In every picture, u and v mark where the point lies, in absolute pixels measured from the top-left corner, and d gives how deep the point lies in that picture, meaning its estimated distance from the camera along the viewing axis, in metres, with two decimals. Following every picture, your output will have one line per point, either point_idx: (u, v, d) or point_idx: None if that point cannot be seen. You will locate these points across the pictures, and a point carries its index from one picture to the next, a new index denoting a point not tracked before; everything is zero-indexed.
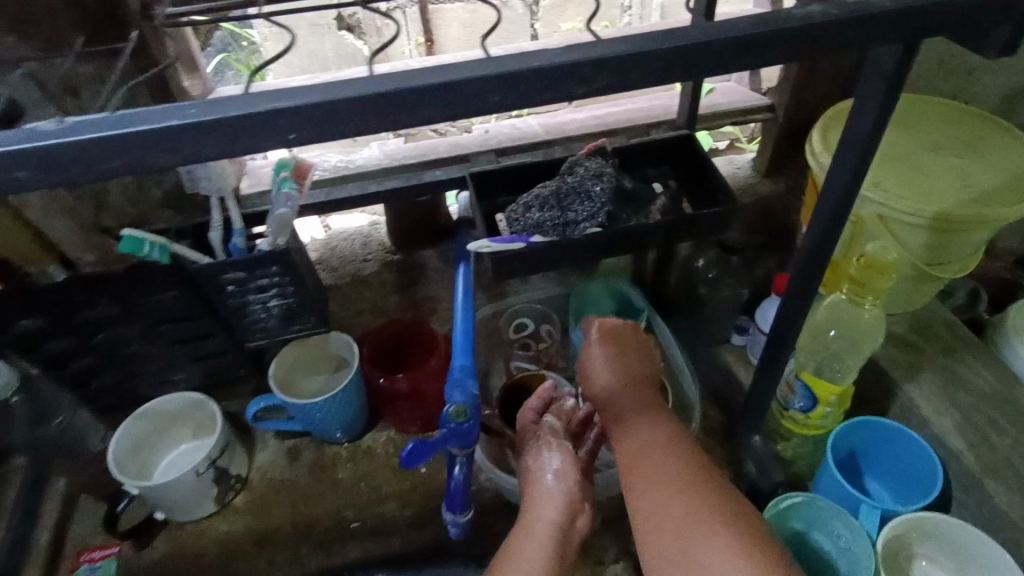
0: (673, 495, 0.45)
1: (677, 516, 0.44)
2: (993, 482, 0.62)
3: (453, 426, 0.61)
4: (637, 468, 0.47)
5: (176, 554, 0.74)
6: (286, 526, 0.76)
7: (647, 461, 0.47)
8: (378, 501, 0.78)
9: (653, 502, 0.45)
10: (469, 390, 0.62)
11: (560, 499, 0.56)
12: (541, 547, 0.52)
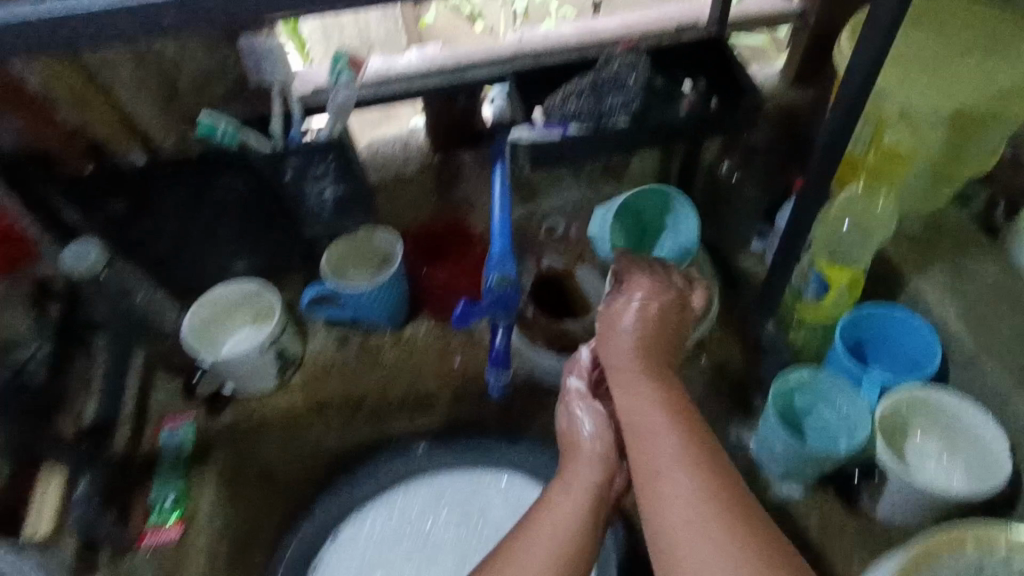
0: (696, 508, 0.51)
1: (697, 528, 0.51)
2: (988, 358, 0.69)
3: (496, 296, 0.71)
4: (660, 478, 0.54)
5: (244, 420, 0.84)
6: (339, 399, 0.87)
7: (671, 471, 0.54)
8: (419, 380, 0.88)
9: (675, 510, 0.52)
10: (507, 269, 0.70)
11: (606, 462, 0.65)
12: (574, 498, 0.62)
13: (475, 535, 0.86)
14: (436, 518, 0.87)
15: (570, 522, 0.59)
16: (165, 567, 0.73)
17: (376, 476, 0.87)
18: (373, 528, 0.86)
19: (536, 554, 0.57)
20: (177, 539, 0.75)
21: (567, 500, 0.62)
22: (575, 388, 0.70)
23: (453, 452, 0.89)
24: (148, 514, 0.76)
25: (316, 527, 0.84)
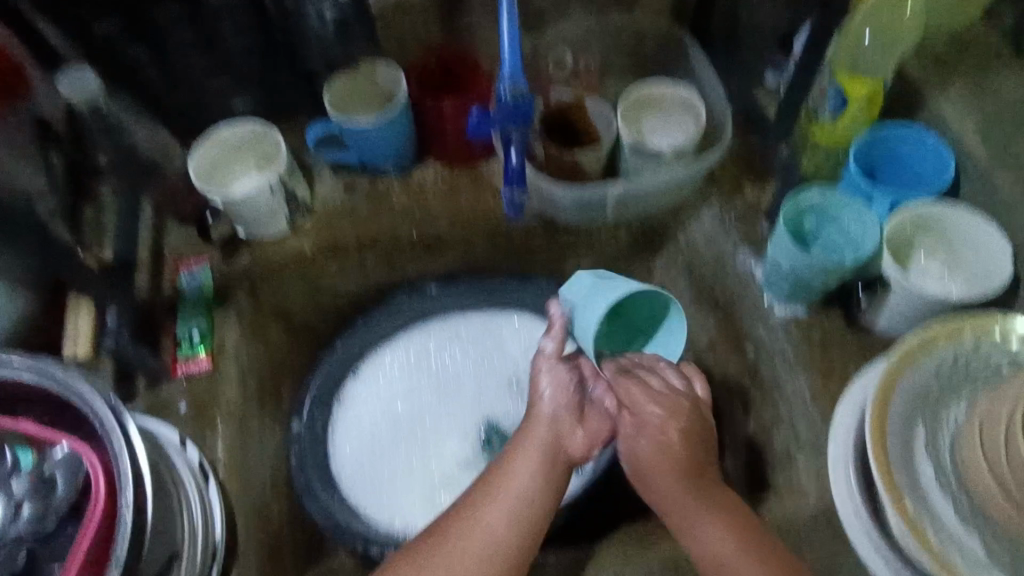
0: (686, 499, 0.64)
1: (700, 518, 0.62)
2: (1000, 170, 0.69)
3: (511, 109, 0.73)
4: (675, 494, 0.64)
5: (260, 264, 0.85)
6: (351, 242, 0.87)
7: (677, 492, 0.64)
8: (430, 221, 0.88)
9: (683, 512, 0.64)
10: (518, 80, 0.72)
11: (564, 423, 0.68)
12: (530, 457, 0.66)
13: (486, 361, 0.94)
14: (450, 349, 0.95)
15: (524, 486, 0.64)
16: (198, 394, 0.77)
17: (394, 313, 0.95)
18: (394, 360, 0.94)
19: (501, 514, 0.62)
20: (209, 368, 0.79)
21: (524, 462, 0.65)
22: (546, 350, 0.71)
23: (462, 290, 0.96)
24: (177, 347, 0.80)
25: (342, 358, 0.93)
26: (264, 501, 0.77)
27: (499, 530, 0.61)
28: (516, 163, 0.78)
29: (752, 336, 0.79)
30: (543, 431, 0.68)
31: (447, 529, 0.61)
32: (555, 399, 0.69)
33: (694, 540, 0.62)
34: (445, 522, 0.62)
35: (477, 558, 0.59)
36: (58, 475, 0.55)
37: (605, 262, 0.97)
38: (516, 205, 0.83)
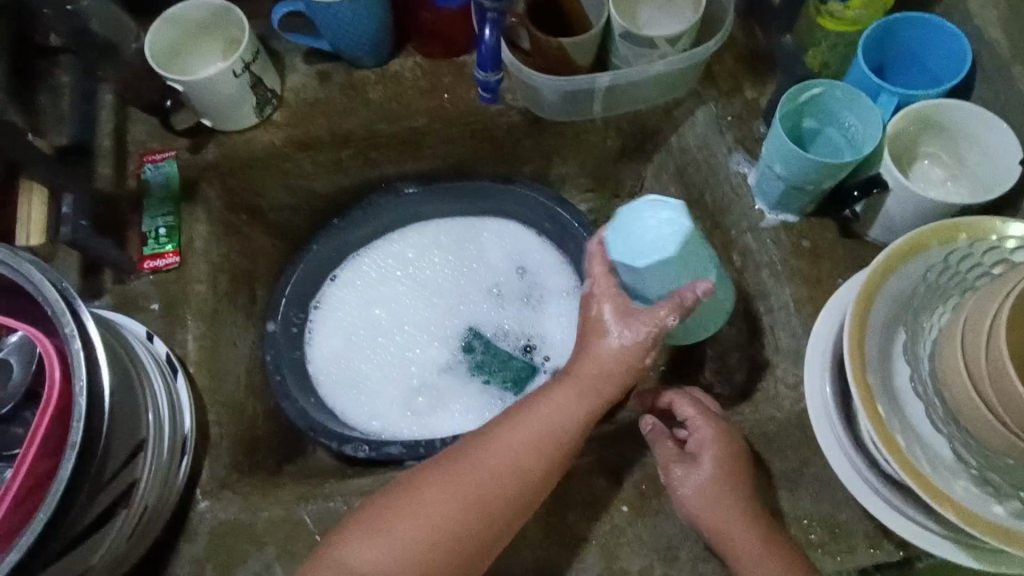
0: (736, 509, 0.59)
1: (739, 521, 0.58)
2: (1020, 66, 0.64)
3: None
4: (726, 490, 0.60)
5: (229, 156, 0.81)
6: (325, 136, 0.82)
7: (728, 491, 0.60)
8: (408, 117, 0.82)
9: (724, 515, 0.59)
10: None
11: (618, 381, 0.60)
12: (576, 415, 0.60)
13: (467, 270, 0.93)
14: (432, 256, 0.93)
15: (542, 428, 0.59)
16: (168, 290, 0.75)
17: (370, 218, 0.92)
18: (372, 268, 0.93)
19: (509, 452, 0.58)
20: (178, 264, 0.76)
21: (553, 409, 0.60)
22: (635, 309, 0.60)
23: (443, 196, 0.92)
24: (144, 243, 0.77)
25: (321, 256, 0.91)
26: (240, 399, 0.77)
27: (501, 466, 0.58)
28: (491, 37, 0.73)
29: (740, 244, 0.76)
30: (604, 385, 0.60)
31: (458, 460, 0.59)
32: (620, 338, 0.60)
33: (733, 549, 0.58)
34: (459, 454, 0.59)
35: (472, 492, 0.57)
36: (14, 359, 0.55)
37: (590, 168, 0.93)
38: (491, 97, 0.79)
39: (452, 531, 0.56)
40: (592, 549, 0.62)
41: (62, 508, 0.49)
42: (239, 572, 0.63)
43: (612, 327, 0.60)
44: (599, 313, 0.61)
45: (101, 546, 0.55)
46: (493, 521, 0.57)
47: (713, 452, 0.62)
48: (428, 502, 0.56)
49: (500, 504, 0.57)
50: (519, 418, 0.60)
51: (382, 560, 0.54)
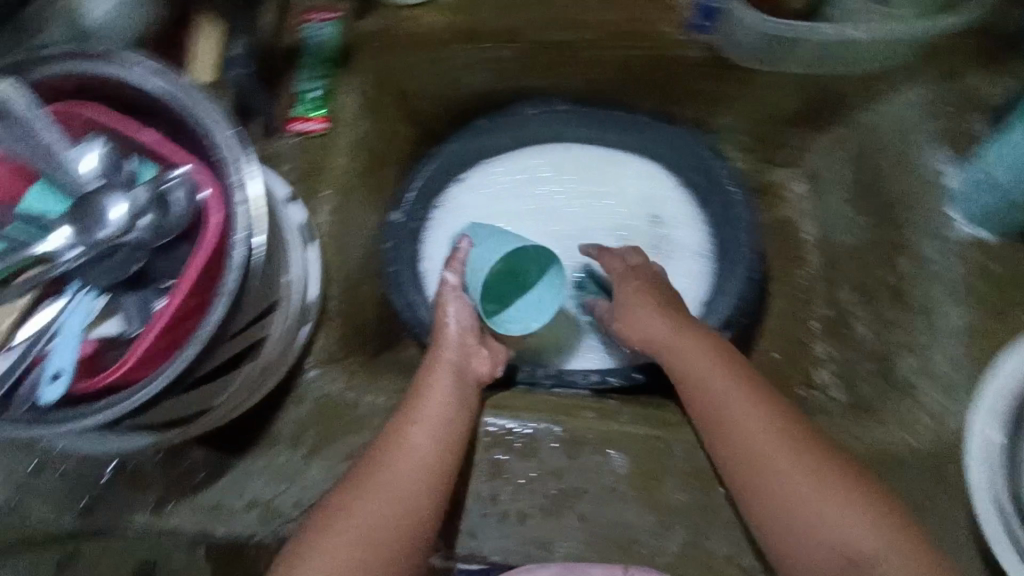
0: (759, 425, 0.60)
1: (763, 439, 0.59)
2: None
3: None
4: (741, 406, 0.61)
5: (388, 30, 0.77)
6: (490, 29, 0.76)
7: (749, 406, 0.61)
8: (585, 26, 0.75)
9: (756, 431, 0.59)
10: None
11: (461, 366, 0.67)
12: (444, 393, 0.64)
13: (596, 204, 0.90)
14: (565, 177, 0.90)
15: (436, 410, 0.62)
16: (308, 158, 0.74)
17: (516, 127, 0.88)
18: (501, 178, 0.90)
19: (419, 451, 0.60)
20: (323, 132, 0.75)
21: (434, 391, 0.64)
22: (450, 282, 0.72)
23: (592, 119, 0.87)
24: (294, 103, 0.75)
25: (457, 152, 0.88)
26: (354, 282, 0.78)
27: (421, 455, 0.60)
28: None
29: (915, 250, 0.69)
30: (451, 352, 0.67)
31: (384, 458, 0.59)
32: (462, 316, 0.70)
33: (771, 468, 0.57)
34: (374, 454, 0.60)
35: (405, 488, 0.58)
36: (179, 195, 0.54)
37: (758, 124, 0.85)
38: (705, 24, 0.72)
39: (410, 521, 0.57)
40: (681, 519, 0.62)
41: (204, 347, 0.50)
42: (336, 445, 0.66)
43: (453, 297, 0.71)
44: (442, 301, 0.71)
45: (226, 391, 0.58)
46: (428, 505, 0.58)
47: (721, 386, 0.63)
48: (386, 487, 0.58)
49: (417, 492, 0.58)
50: (412, 408, 0.63)
51: (340, 544, 0.55)
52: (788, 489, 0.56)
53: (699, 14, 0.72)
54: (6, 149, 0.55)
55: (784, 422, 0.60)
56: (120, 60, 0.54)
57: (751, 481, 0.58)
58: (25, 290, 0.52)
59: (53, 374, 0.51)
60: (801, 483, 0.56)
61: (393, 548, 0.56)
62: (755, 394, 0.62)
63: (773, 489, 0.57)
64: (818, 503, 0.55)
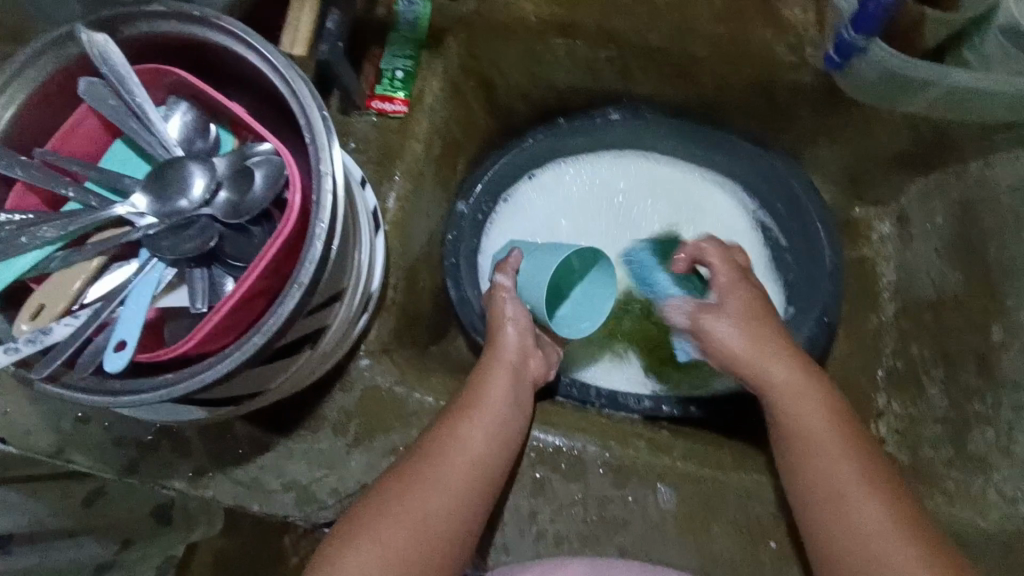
0: (853, 474, 0.57)
1: (858, 492, 0.56)
2: None
3: None
4: (826, 444, 0.58)
5: (484, 15, 0.73)
6: (591, 26, 0.72)
7: (841, 450, 0.58)
8: (690, 37, 0.71)
9: (839, 474, 0.57)
10: None
11: (522, 361, 0.66)
12: (501, 386, 0.63)
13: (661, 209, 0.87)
14: (633, 186, 0.88)
15: (498, 405, 0.61)
16: (385, 141, 0.72)
17: (595, 129, 0.84)
18: (574, 179, 0.88)
19: (478, 444, 0.58)
20: (404, 114, 0.72)
21: (494, 384, 0.62)
22: (501, 285, 0.69)
23: (675, 129, 0.83)
24: (378, 81, 0.73)
25: (530, 150, 0.85)
26: (415, 272, 0.76)
27: (477, 448, 0.58)
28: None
29: (1012, 319, 0.64)
30: (510, 347, 0.66)
31: (441, 451, 0.57)
32: (519, 318, 0.68)
33: (854, 516, 0.55)
34: (433, 444, 0.58)
35: (461, 485, 0.56)
36: (259, 174, 0.53)
37: (858, 154, 0.81)
38: (840, 61, 0.66)
39: (464, 518, 0.56)
40: (722, 568, 0.60)
41: (273, 335, 0.50)
42: (380, 439, 0.66)
43: (508, 301, 0.68)
44: (495, 299, 0.69)
45: (283, 373, 0.58)
46: (481, 502, 0.57)
47: (819, 418, 0.60)
48: (445, 483, 0.56)
49: (473, 490, 0.57)
50: (471, 400, 0.61)
51: (399, 532, 0.54)
52: (866, 538, 0.54)
53: (833, 50, 0.65)
54: (90, 104, 0.54)
55: (873, 464, 0.58)
56: (218, 24, 0.51)
57: (837, 521, 0.56)
58: (98, 252, 0.52)
59: (118, 345, 0.50)
60: (893, 540, 0.53)
61: (448, 542, 0.55)
62: (860, 447, 0.59)
63: (853, 535, 0.55)
64: (891, 557, 0.53)
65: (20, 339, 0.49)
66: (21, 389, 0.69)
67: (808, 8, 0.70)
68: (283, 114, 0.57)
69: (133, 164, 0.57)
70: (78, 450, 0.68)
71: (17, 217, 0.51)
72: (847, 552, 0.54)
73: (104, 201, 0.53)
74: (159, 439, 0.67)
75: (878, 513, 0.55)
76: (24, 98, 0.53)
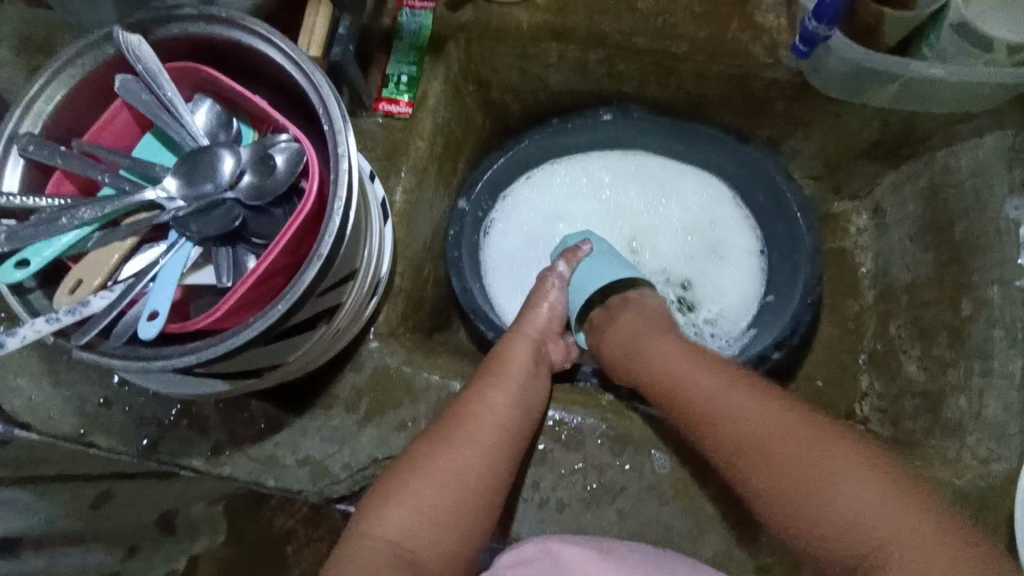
0: (749, 415, 0.57)
1: (759, 432, 0.56)
2: None
3: None
4: (721, 399, 0.59)
5: (482, 25, 0.80)
6: (581, 31, 0.79)
7: (730, 396, 0.59)
8: (673, 40, 0.77)
9: (737, 421, 0.57)
10: None
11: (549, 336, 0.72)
12: (524, 353, 0.68)
13: (662, 207, 0.93)
14: (626, 184, 0.93)
15: (521, 370, 0.66)
16: (392, 139, 0.77)
17: (586, 130, 0.90)
18: (567, 179, 0.94)
19: (506, 403, 0.63)
20: (409, 115, 0.78)
21: (518, 353, 0.68)
22: (559, 271, 0.77)
23: (662, 128, 0.88)
24: (385, 84, 0.78)
25: (525, 151, 0.90)
26: (420, 262, 0.81)
27: (505, 406, 0.63)
28: None
29: (979, 291, 0.69)
30: (541, 321, 0.73)
31: (468, 417, 0.62)
32: (557, 305, 0.74)
33: (762, 455, 0.55)
34: (461, 413, 0.62)
35: (491, 441, 0.61)
36: (281, 159, 0.58)
37: (832, 150, 0.87)
38: (807, 50, 0.70)
39: (494, 476, 0.60)
40: (716, 528, 0.64)
41: (293, 304, 0.54)
42: (390, 414, 0.70)
43: (555, 287, 0.76)
44: (544, 284, 0.76)
45: (298, 349, 0.62)
46: (510, 461, 0.61)
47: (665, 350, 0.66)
48: (475, 437, 0.61)
49: (502, 446, 0.61)
50: (498, 368, 0.66)
51: (436, 490, 0.58)
52: (784, 467, 0.54)
53: (799, 41, 0.69)
54: (124, 99, 0.59)
55: (742, 376, 0.61)
56: (242, 23, 0.57)
57: (756, 466, 0.55)
58: (131, 233, 0.57)
59: (150, 315, 0.54)
60: (811, 458, 0.53)
61: (478, 490, 0.59)
62: (737, 373, 0.61)
63: (718, 424, 0.58)
64: (813, 475, 0.53)
65: (60, 310, 0.53)
66: (46, 375, 0.73)
67: (780, 13, 0.77)
68: (303, 106, 0.63)
69: (162, 155, 0.62)
70: (98, 432, 0.73)
71: (56, 201, 0.56)
72: (777, 495, 0.54)
73: (136, 186, 0.58)
74: (180, 419, 0.71)
75: (749, 409, 0.57)
76: (64, 94, 0.58)
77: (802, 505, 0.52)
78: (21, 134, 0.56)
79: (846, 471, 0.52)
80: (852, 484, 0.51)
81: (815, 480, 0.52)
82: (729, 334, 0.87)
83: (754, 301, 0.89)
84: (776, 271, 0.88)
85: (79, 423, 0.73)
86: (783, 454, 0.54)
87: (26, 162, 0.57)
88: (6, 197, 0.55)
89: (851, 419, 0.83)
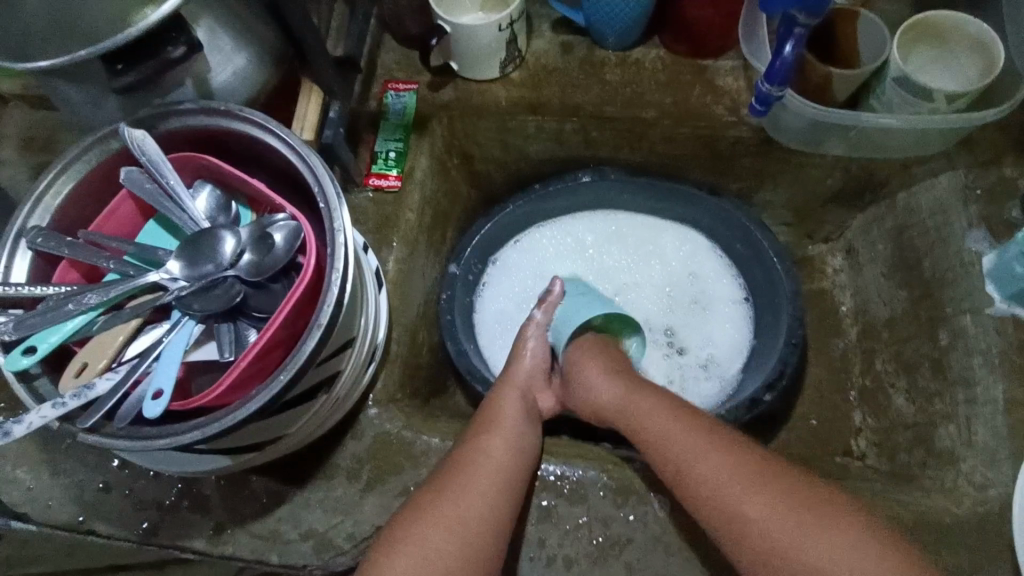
0: (732, 477, 0.58)
1: (746, 496, 0.57)
2: None
3: None
4: (696, 460, 0.60)
5: (463, 101, 0.86)
6: (556, 104, 0.85)
7: (707, 457, 0.60)
8: (640, 106, 0.83)
9: (715, 482, 0.58)
10: None
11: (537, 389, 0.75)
12: (509, 398, 0.71)
13: (641, 261, 0.96)
14: (607, 242, 0.97)
15: (510, 426, 0.68)
16: (383, 211, 0.81)
17: (566, 193, 0.95)
18: (554, 239, 0.98)
19: (493, 455, 0.65)
20: (398, 188, 0.82)
21: (505, 408, 0.70)
22: (536, 318, 0.78)
23: (637, 186, 0.93)
24: (373, 161, 0.83)
25: (509, 217, 0.95)
26: (415, 328, 0.84)
27: (497, 457, 0.65)
28: (791, 53, 0.68)
29: (954, 323, 0.72)
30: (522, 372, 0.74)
31: (464, 465, 0.64)
32: (537, 353, 0.76)
33: (746, 516, 0.56)
34: (457, 460, 0.64)
35: (484, 491, 0.62)
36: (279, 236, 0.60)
37: (799, 197, 0.92)
38: (763, 110, 0.75)
39: (494, 517, 0.61)
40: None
41: (295, 374, 0.55)
42: (392, 480, 0.70)
43: (534, 334, 0.77)
44: (524, 330, 0.78)
45: (299, 420, 0.63)
46: (507, 506, 0.62)
47: (650, 419, 0.65)
48: (471, 489, 0.62)
49: (496, 496, 0.62)
50: (490, 426, 0.68)
51: (434, 541, 0.58)
52: (768, 512, 0.56)
53: (755, 100, 0.74)
54: (128, 189, 0.62)
55: (726, 443, 0.61)
56: (241, 115, 0.61)
57: (742, 515, 0.56)
58: (135, 314, 0.59)
59: (154, 394, 0.55)
60: (794, 516, 0.55)
61: (480, 538, 0.59)
62: (721, 440, 0.61)
63: (699, 492, 0.59)
64: (792, 537, 0.54)
65: (66, 395, 0.54)
66: (45, 464, 0.73)
67: (738, 77, 0.83)
68: (300, 186, 0.66)
69: (165, 241, 0.65)
70: (100, 519, 0.71)
71: (64, 289, 0.58)
72: (766, 553, 0.55)
73: (140, 270, 0.60)
74: (180, 500, 0.71)
75: (734, 480, 0.58)
76: (71, 188, 0.62)
77: (797, 564, 0.53)
78: (30, 228, 0.59)
79: (848, 532, 0.54)
80: (841, 551, 0.53)
81: (810, 549, 0.53)
82: (719, 377, 0.89)
83: (741, 348, 0.91)
84: (760, 315, 0.91)
85: (78, 511, 0.71)
86: (764, 521, 0.55)
87: (34, 253, 0.60)
88: (14, 287, 0.57)
89: (849, 456, 0.84)
